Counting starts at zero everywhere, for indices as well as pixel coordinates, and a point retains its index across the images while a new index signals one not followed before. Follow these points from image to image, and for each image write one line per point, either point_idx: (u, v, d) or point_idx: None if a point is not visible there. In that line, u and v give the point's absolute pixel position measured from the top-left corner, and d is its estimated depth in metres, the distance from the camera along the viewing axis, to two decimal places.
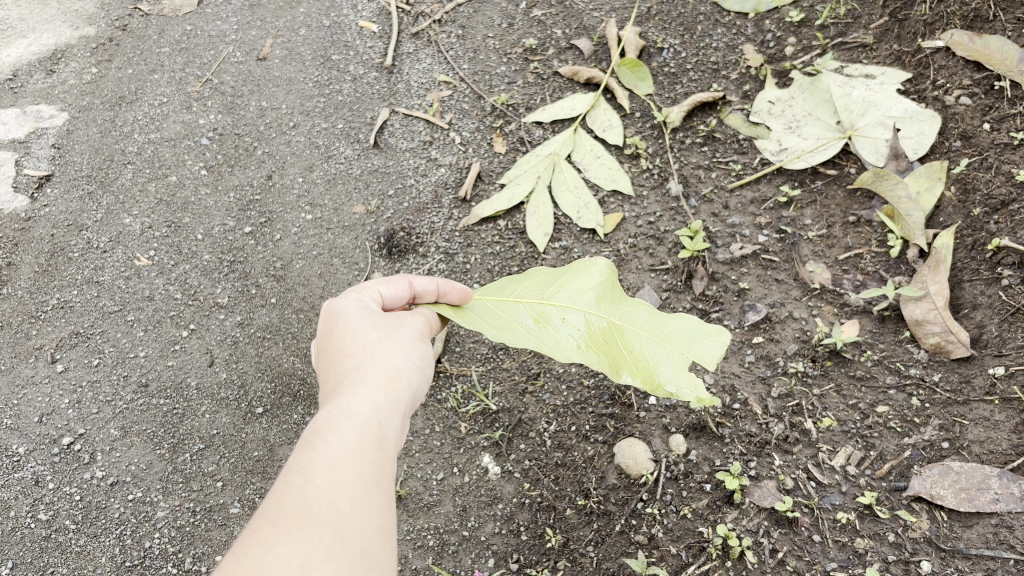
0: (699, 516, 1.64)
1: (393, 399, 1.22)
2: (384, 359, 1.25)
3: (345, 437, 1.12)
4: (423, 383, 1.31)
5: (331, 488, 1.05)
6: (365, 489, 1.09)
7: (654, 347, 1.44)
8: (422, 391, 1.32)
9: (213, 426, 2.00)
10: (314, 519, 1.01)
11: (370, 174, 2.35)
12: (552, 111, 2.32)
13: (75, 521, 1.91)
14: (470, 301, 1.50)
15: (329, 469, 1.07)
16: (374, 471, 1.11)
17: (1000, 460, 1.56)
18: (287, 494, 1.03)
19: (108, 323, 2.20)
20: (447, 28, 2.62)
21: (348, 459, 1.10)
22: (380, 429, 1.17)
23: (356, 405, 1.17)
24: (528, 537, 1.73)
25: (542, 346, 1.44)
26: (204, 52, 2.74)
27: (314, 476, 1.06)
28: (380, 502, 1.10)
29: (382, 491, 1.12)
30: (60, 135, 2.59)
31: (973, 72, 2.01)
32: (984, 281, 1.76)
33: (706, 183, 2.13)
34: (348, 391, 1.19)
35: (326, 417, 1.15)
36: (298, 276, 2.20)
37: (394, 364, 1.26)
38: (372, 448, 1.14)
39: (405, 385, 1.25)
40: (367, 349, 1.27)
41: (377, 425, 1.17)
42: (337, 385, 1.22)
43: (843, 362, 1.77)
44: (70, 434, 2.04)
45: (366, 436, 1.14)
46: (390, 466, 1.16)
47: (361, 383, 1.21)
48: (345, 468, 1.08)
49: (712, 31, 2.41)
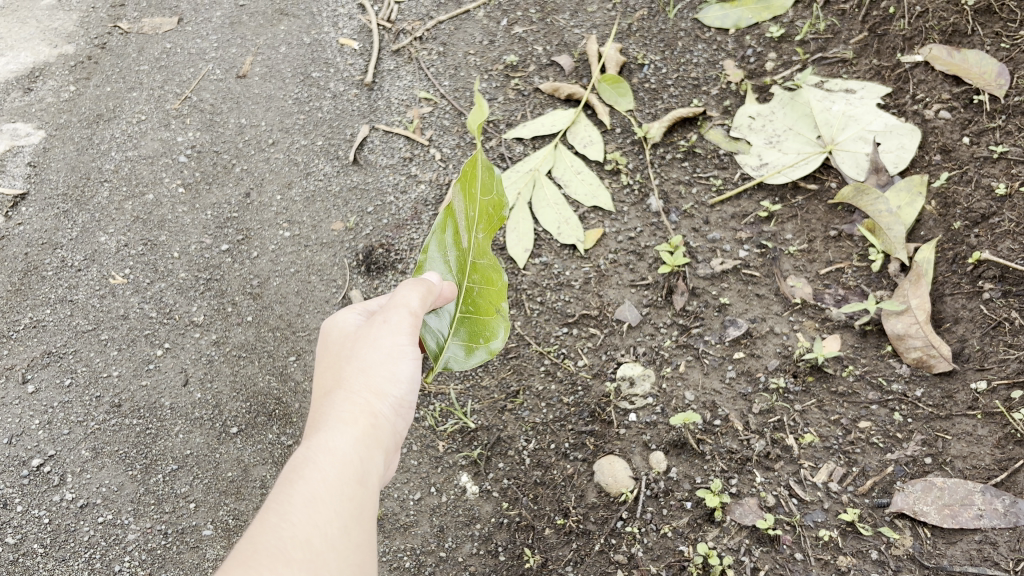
0: (679, 535, 1.61)
1: (373, 434, 1.19)
2: (365, 390, 1.22)
3: (324, 473, 1.09)
4: (405, 417, 1.28)
5: (307, 528, 1.02)
6: (342, 528, 1.06)
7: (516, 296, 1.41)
8: (402, 427, 1.28)
9: (186, 446, 1.96)
10: (291, 559, 0.98)
11: (349, 191, 2.33)
12: (532, 127, 2.31)
13: (42, 545, 1.87)
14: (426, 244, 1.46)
15: (307, 508, 1.04)
16: (352, 509, 1.09)
17: (984, 475, 1.54)
18: (265, 532, 1.00)
19: (81, 342, 2.17)
20: (428, 45, 2.61)
21: (326, 496, 1.07)
22: (359, 465, 1.14)
23: (336, 441, 1.14)
24: (506, 557, 1.70)
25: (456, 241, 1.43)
26: (184, 69, 2.73)
27: (291, 515, 1.03)
28: (358, 541, 1.07)
29: (360, 529, 1.09)
30: (36, 153, 2.57)
31: (952, 86, 2.01)
32: (965, 295, 1.74)
33: (686, 199, 2.11)
34: (326, 425, 1.16)
35: (305, 451, 1.12)
36: (275, 293, 2.18)
37: (377, 398, 1.22)
38: (351, 484, 1.11)
39: (384, 418, 1.22)
40: (348, 379, 1.24)
41: (357, 462, 1.14)
42: (316, 418, 1.19)
43: (825, 378, 1.75)
44: (40, 455, 2.00)
45: (345, 473, 1.11)
46: (369, 505, 1.13)
47: (341, 417, 1.18)
48: (322, 506, 1.06)
49: (692, 48, 2.40)
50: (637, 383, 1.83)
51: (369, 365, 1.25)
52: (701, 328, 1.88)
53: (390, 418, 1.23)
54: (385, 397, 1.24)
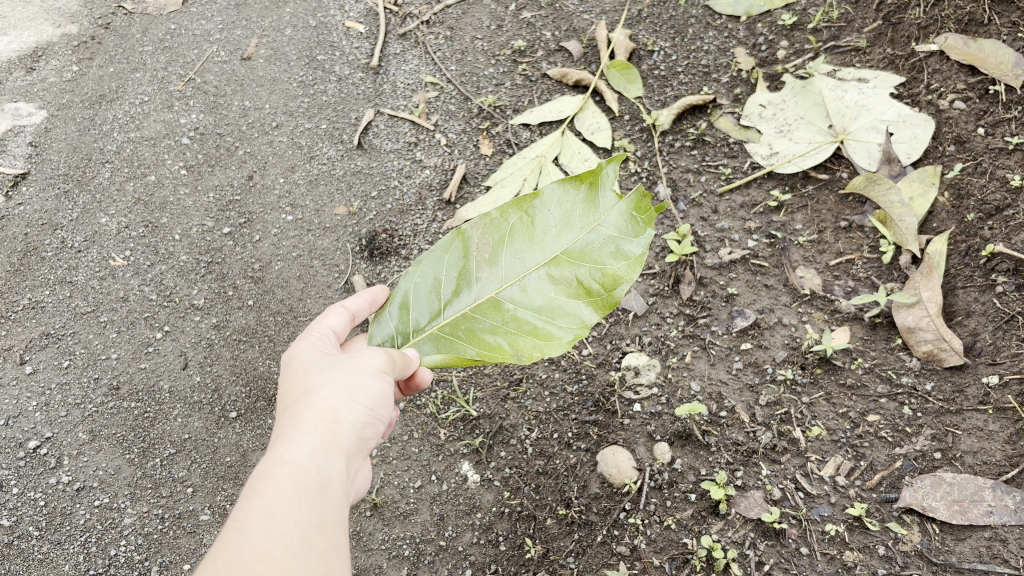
0: (683, 527, 1.57)
1: (334, 440, 1.11)
2: (326, 399, 1.14)
3: (281, 483, 1.03)
4: (374, 425, 1.19)
5: (266, 539, 0.97)
6: (304, 537, 1.00)
7: (489, 325, 1.25)
8: (372, 435, 1.20)
9: (184, 430, 1.94)
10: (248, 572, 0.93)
11: (353, 175, 2.31)
12: (540, 113, 2.29)
13: (38, 527, 1.83)
14: (503, 233, 1.25)
15: (267, 521, 0.99)
16: (314, 518, 1.02)
17: (994, 471, 1.50)
18: (225, 550, 0.95)
19: (80, 323, 2.14)
20: (435, 29, 2.59)
21: (286, 508, 1.01)
22: (320, 474, 1.06)
23: (294, 451, 1.06)
24: (506, 547, 1.66)
25: (521, 260, 1.23)
26: (188, 51, 2.71)
27: (251, 528, 0.98)
28: (323, 549, 1.01)
29: (326, 537, 1.03)
30: (38, 133, 2.55)
31: (967, 76, 1.97)
32: (978, 288, 1.71)
33: (695, 187, 2.09)
34: (283, 438, 1.08)
35: (263, 465, 1.06)
36: (277, 277, 2.15)
37: (337, 403, 1.14)
38: (312, 493, 1.04)
39: (347, 425, 1.13)
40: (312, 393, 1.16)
41: (317, 471, 1.06)
42: (280, 431, 1.12)
43: (834, 370, 1.72)
44: (36, 437, 1.97)
45: (305, 481, 1.04)
46: (334, 513, 1.06)
47: (300, 427, 1.10)
48: (282, 517, 1.00)
49: (703, 35, 2.39)
50: (642, 373, 1.80)
51: (326, 378, 1.17)
52: (708, 318, 1.85)
53: (354, 424, 1.14)
54: (349, 404, 1.14)
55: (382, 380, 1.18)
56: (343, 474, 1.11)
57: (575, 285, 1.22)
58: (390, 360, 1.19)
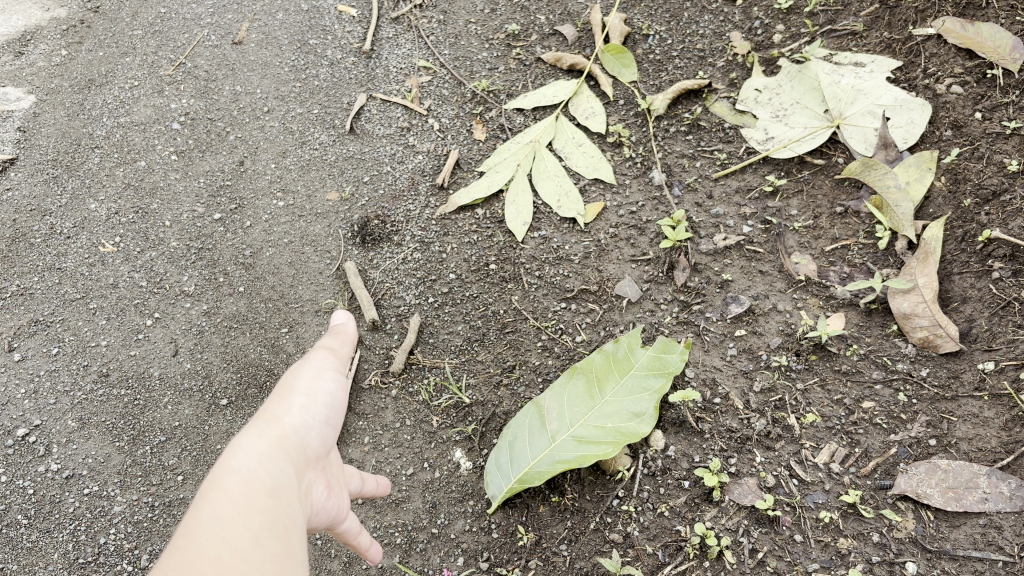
0: (677, 515, 1.55)
1: (278, 450, 1.12)
2: (277, 408, 1.19)
3: (231, 485, 1.03)
4: (315, 436, 1.22)
5: (218, 539, 0.96)
6: (256, 536, 1.00)
7: None
8: (320, 445, 1.25)
9: (175, 418, 1.90)
10: (200, 570, 0.92)
11: (345, 160, 2.30)
12: (533, 98, 2.30)
13: (27, 516, 1.79)
14: None
15: (219, 523, 0.98)
16: (265, 520, 1.02)
17: (989, 458, 1.48)
18: (177, 551, 0.94)
19: (69, 310, 2.12)
20: (428, 13, 2.63)
21: (237, 510, 1.01)
22: (269, 480, 1.07)
23: (241, 461, 1.08)
24: (499, 535, 1.61)
25: None
26: (179, 35, 2.71)
27: (202, 528, 0.97)
28: (275, 549, 1.01)
29: (279, 538, 1.03)
30: (26, 118, 2.53)
31: (965, 60, 1.95)
32: (974, 274, 1.69)
33: (690, 173, 2.08)
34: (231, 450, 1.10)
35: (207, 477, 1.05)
36: (267, 264, 2.14)
37: (278, 416, 1.17)
38: (262, 498, 1.05)
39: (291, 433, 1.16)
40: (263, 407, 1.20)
41: (266, 478, 1.07)
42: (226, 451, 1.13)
43: (829, 356, 1.70)
44: (25, 425, 1.94)
45: (254, 486, 1.05)
46: (286, 519, 1.06)
47: (246, 439, 1.12)
48: (232, 518, 0.99)
49: (699, 18, 2.38)
50: None
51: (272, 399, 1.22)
52: (702, 304, 1.84)
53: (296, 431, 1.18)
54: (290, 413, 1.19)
55: (328, 382, 1.27)
56: (293, 479, 1.13)
57: (626, 412, 1.57)
58: (332, 369, 1.30)
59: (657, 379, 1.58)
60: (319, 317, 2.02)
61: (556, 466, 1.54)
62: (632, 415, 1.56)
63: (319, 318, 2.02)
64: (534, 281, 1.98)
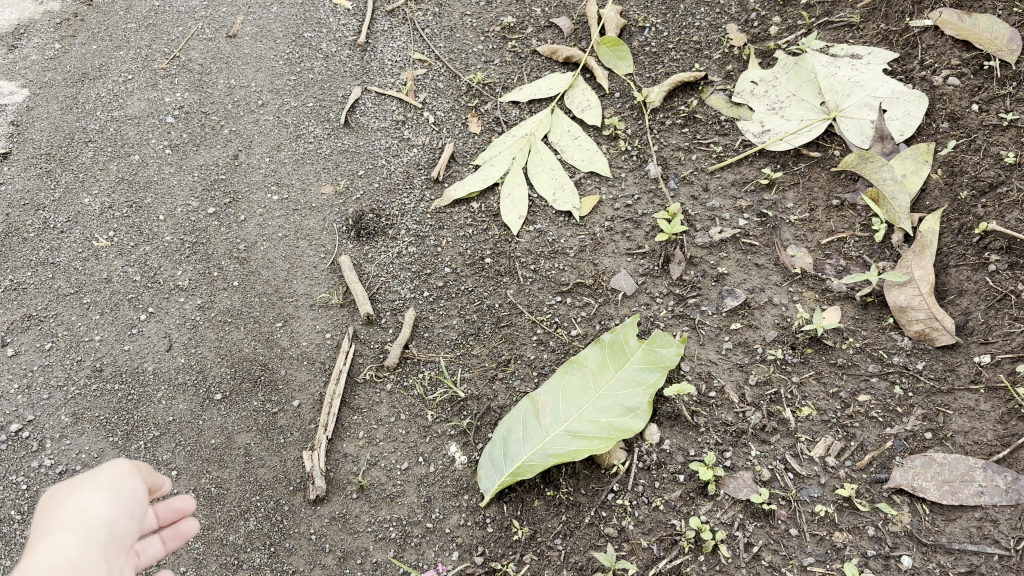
0: (672, 508, 1.55)
1: (93, 536, 1.04)
2: (67, 503, 1.06)
3: None
4: (131, 524, 1.13)
5: None
6: None
7: None
8: (125, 540, 1.12)
9: (168, 412, 1.88)
10: None
11: (340, 154, 2.32)
12: (529, 91, 2.32)
13: (20, 511, 1.76)
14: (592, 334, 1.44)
15: None
16: None
17: (985, 451, 1.48)
18: None
19: (62, 305, 2.10)
20: (423, 6, 2.69)
21: None
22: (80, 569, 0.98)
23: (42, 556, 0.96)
24: (494, 529, 1.60)
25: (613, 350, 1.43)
26: (173, 28, 2.72)
27: None
28: None
29: None
30: (19, 112, 2.52)
31: (962, 52, 1.93)
32: (970, 267, 1.69)
33: (685, 166, 2.08)
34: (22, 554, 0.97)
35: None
36: (262, 258, 2.13)
37: (91, 499, 1.08)
38: None
39: (99, 520, 1.07)
40: (52, 506, 1.08)
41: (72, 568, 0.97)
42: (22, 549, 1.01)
43: (824, 350, 1.70)
44: (17, 420, 1.90)
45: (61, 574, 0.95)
46: None
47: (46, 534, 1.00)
48: None
49: (695, 11, 2.38)
50: None
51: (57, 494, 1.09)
52: (697, 298, 1.84)
53: (108, 519, 1.08)
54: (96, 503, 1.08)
55: (129, 479, 1.16)
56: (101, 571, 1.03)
57: (619, 406, 1.56)
58: (135, 465, 1.20)
59: (653, 373, 1.58)
60: (314, 311, 2.02)
61: (547, 460, 1.53)
62: (625, 409, 1.56)
63: (314, 312, 2.02)
64: (529, 275, 1.97)
